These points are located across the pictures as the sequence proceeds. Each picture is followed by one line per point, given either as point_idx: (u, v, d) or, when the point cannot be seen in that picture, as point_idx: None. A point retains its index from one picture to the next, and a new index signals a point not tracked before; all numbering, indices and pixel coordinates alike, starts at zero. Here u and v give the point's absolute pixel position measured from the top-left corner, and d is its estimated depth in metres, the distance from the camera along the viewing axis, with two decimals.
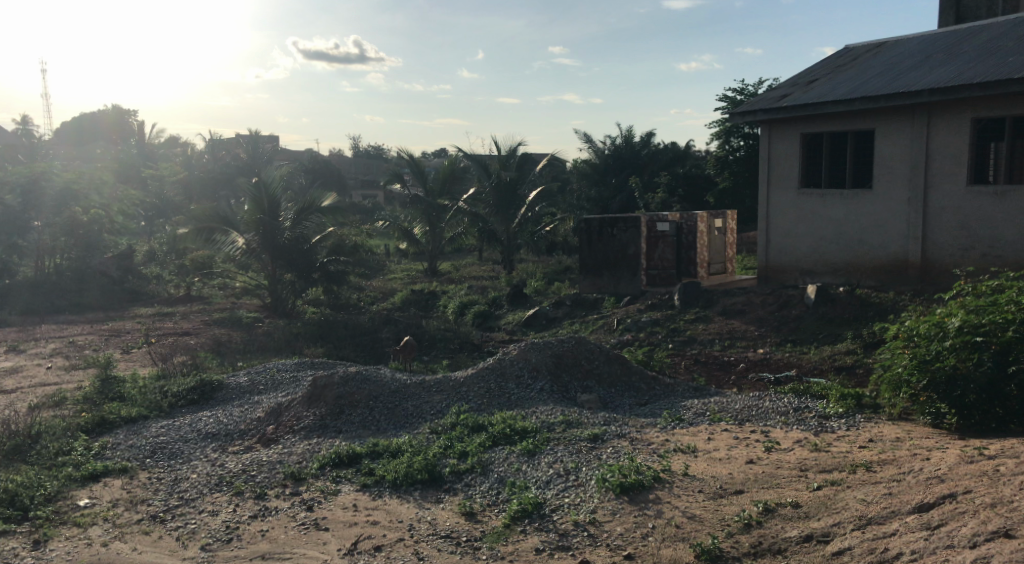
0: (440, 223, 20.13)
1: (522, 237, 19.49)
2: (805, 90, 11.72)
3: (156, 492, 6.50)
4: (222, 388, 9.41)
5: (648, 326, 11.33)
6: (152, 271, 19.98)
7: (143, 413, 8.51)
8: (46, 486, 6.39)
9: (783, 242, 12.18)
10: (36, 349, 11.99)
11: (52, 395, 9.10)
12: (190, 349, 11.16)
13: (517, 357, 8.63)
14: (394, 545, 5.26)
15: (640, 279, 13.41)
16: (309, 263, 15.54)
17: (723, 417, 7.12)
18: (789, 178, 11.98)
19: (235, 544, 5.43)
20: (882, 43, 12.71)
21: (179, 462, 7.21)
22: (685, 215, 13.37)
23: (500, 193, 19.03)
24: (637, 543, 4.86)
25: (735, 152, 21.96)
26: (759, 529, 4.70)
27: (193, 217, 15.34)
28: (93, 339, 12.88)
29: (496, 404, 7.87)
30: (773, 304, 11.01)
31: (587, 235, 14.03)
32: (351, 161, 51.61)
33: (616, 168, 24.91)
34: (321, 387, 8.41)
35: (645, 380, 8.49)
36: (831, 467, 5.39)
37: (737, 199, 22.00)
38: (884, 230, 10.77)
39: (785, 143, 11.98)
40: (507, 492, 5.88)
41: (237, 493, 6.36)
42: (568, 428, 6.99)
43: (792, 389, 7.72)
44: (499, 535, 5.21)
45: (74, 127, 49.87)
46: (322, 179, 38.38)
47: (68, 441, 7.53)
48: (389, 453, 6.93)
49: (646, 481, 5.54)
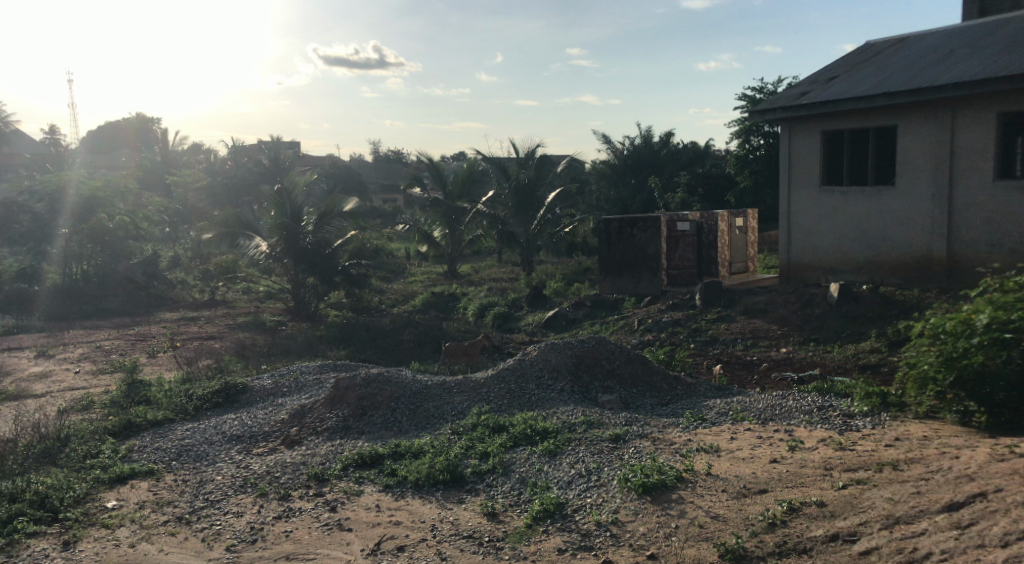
0: (459, 226, 20.05)
1: (542, 239, 19.65)
2: (825, 87, 11.62)
3: (182, 494, 6.60)
4: (246, 391, 9.55)
5: (670, 326, 11.27)
6: (177, 278, 20.35)
7: (169, 416, 8.64)
8: (75, 488, 6.52)
9: (805, 240, 12.05)
10: (63, 354, 12.23)
11: (80, 400, 9.28)
12: (214, 353, 11.32)
13: (538, 357, 8.62)
14: (417, 545, 5.29)
15: (660, 278, 13.25)
16: (331, 267, 15.59)
17: (746, 417, 7.07)
18: (810, 175, 11.86)
19: (260, 545, 5.50)
20: (906, 38, 12.54)
21: (205, 464, 7.32)
22: (705, 214, 13.22)
23: (519, 195, 18.86)
24: (660, 543, 4.85)
25: (756, 151, 21.56)
26: (784, 528, 4.66)
27: (217, 223, 15.49)
28: (120, 344, 13.09)
29: (517, 404, 7.91)
30: (797, 303, 10.85)
31: (607, 235, 13.95)
32: (371, 166, 51.95)
33: (635, 168, 25.20)
34: (343, 388, 8.50)
35: (667, 381, 8.38)
36: (856, 466, 5.33)
37: (758, 199, 21.77)
38: (906, 226, 10.63)
39: (805, 140, 11.84)
40: (528, 492, 5.91)
41: (261, 495, 6.43)
42: (590, 428, 6.98)
43: (816, 388, 7.66)
44: (521, 535, 5.25)
45: (98, 137, 50.92)
46: (343, 184, 38.76)
47: (96, 444, 7.68)
48: (410, 453, 7.00)
49: (668, 481, 5.52)
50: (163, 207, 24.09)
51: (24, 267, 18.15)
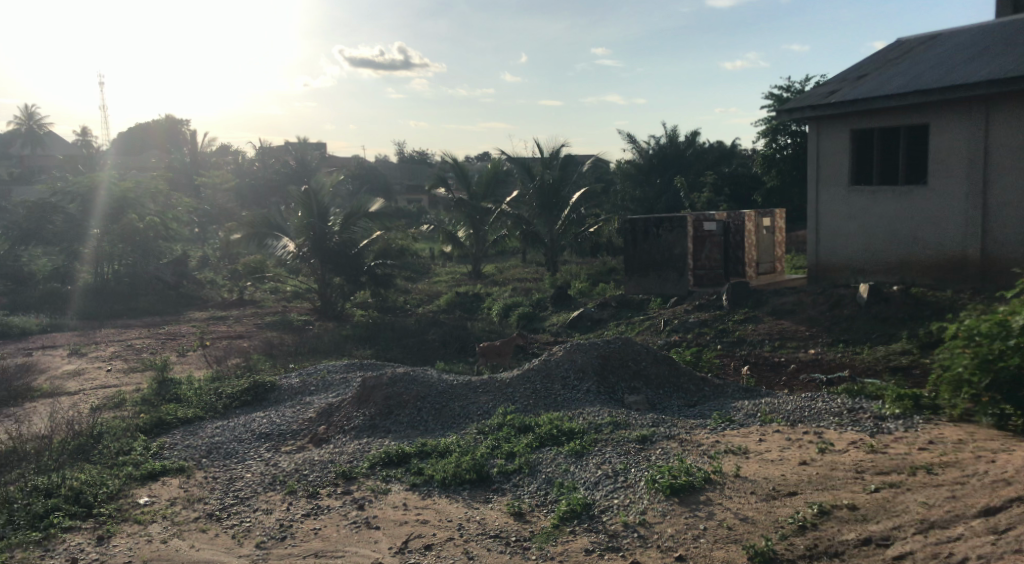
0: (483, 226, 20.18)
1: (567, 238, 19.54)
2: (854, 85, 11.48)
3: (212, 491, 6.70)
4: (275, 389, 9.65)
5: (696, 326, 11.22)
6: (207, 278, 20.65)
7: (199, 414, 8.77)
8: (108, 484, 6.64)
9: (833, 240, 11.91)
10: (95, 352, 12.46)
11: (112, 398, 9.44)
12: (243, 352, 11.45)
13: (564, 358, 8.62)
14: (444, 544, 5.32)
15: (686, 279, 13.16)
16: (356, 267, 15.71)
17: (775, 418, 7.01)
18: (838, 175, 11.73)
19: (289, 542, 5.56)
20: (937, 35, 12.35)
21: (234, 462, 7.41)
22: (731, 214, 13.25)
23: (543, 194, 18.93)
24: (688, 545, 4.82)
25: (782, 151, 21.22)
26: (815, 531, 4.62)
27: (245, 224, 15.67)
28: (150, 342, 13.31)
29: (543, 405, 7.91)
30: (825, 304, 10.73)
31: (632, 235, 13.86)
32: (397, 167, 52.22)
33: (661, 168, 25.11)
34: (370, 387, 8.56)
35: (694, 382, 8.33)
36: (888, 469, 5.27)
37: (786, 198, 21.53)
38: (938, 226, 10.47)
39: (834, 139, 11.71)
40: (555, 492, 5.91)
41: (290, 492, 6.50)
42: (616, 429, 6.96)
43: (847, 390, 7.57)
44: (549, 535, 5.25)
45: (128, 139, 51.86)
46: (369, 185, 39.01)
47: (128, 441, 7.82)
48: (437, 453, 7.03)
49: (696, 483, 5.49)
50: (192, 208, 24.44)
51: (57, 267, 18.52)
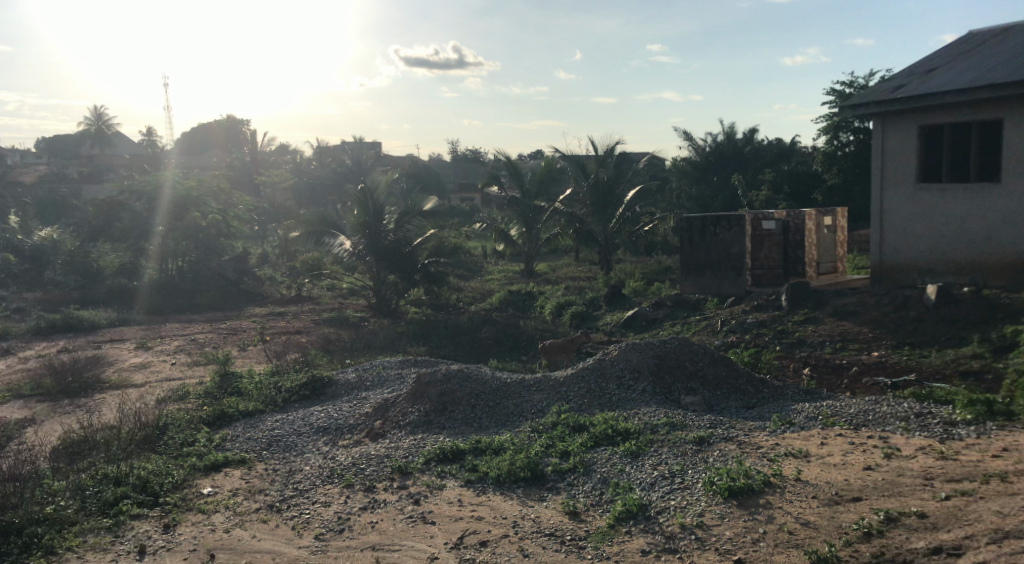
0: (536, 224, 20.19)
1: (621, 237, 19.37)
2: (923, 80, 11.09)
3: (272, 483, 6.87)
4: (332, 384, 9.84)
5: (754, 327, 11.02)
6: (266, 274, 21.18)
7: (259, 407, 9.00)
8: (173, 474, 6.87)
9: (898, 240, 11.53)
10: (161, 345, 12.91)
11: (177, 390, 9.77)
12: (301, 347, 11.69)
13: (618, 357, 8.55)
14: (499, 541, 5.34)
15: (744, 278, 13.02)
16: (410, 265, 15.90)
17: (837, 422, 6.83)
18: (905, 172, 11.34)
19: (346, 535, 5.66)
20: (1011, 26, 11.85)
21: (293, 455, 7.58)
22: (792, 212, 12.81)
23: (597, 192, 18.86)
24: (747, 548, 4.74)
25: (844, 148, 20.90)
26: (881, 538, 4.50)
27: (302, 222, 16.03)
28: (212, 337, 13.73)
29: (598, 404, 7.88)
30: (890, 305, 10.38)
31: (688, 233, 13.64)
32: (450, 165, 52.60)
33: (718, 166, 24.80)
34: (424, 384, 8.65)
35: (752, 383, 8.17)
36: (959, 476, 5.09)
37: (847, 196, 20.90)
38: (1013, 225, 10.05)
39: (900, 136, 11.34)
40: (610, 492, 5.88)
41: (348, 486, 6.62)
42: (672, 429, 6.88)
43: (914, 394, 7.31)
44: (604, 535, 5.23)
45: (191, 139, 53.64)
46: (423, 183, 39.39)
47: (192, 433, 8.07)
48: (491, 450, 7.06)
49: (755, 486, 5.39)
50: (251, 206, 25.12)
51: (123, 263, 19.25)
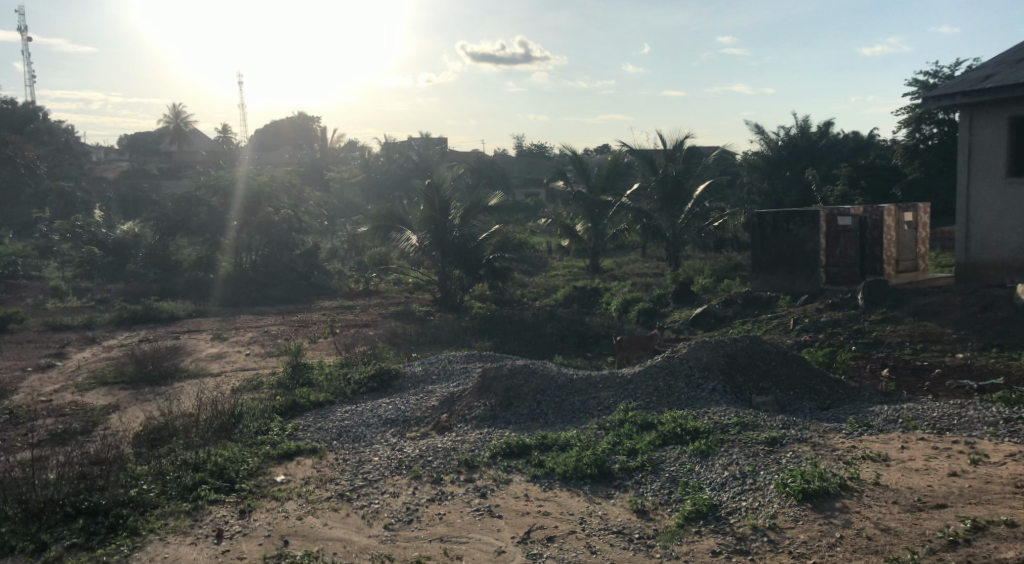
0: (603, 220, 20.00)
1: (690, 233, 19.08)
2: (1015, 68, 10.54)
3: (342, 473, 7.03)
4: (399, 376, 10.01)
5: (829, 327, 10.70)
6: (335, 269, 21.67)
7: (329, 398, 9.23)
8: (248, 462, 7.12)
9: (986, 237, 10.99)
10: (236, 336, 13.39)
11: (251, 380, 10.12)
12: (370, 340, 11.92)
13: (687, 355, 8.41)
14: (566, 537, 5.34)
15: (819, 275, 12.73)
16: (474, 260, 16.02)
17: (919, 425, 6.56)
18: (994, 166, 10.80)
19: (415, 525, 5.76)
20: None
21: (362, 445, 7.75)
22: (870, 208, 12.21)
23: (666, 187, 18.70)
24: (822, 552, 4.60)
25: (927, 141, 20.12)
26: (968, 548, 4.30)
27: (370, 217, 16.35)
28: (284, 329, 14.17)
29: (666, 403, 7.78)
30: (976, 306, 9.90)
31: (760, 230, 13.44)
32: (513, 161, 52.66)
33: (790, 160, 24.12)
34: (490, 378, 8.71)
35: (827, 384, 7.94)
36: None
37: (929, 192, 19.99)
38: None
39: (989, 128, 10.80)
40: (679, 492, 5.80)
41: (416, 477, 6.72)
42: (743, 430, 6.74)
43: (1003, 398, 6.96)
44: (673, 534, 5.15)
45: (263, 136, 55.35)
46: (487, 179, 39.57)
47: (266, 422, 8.34)
48: (557, 446, 7.07)
49: (831, 489, 5.23)
50: (320, 202, 25.77)
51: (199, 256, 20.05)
